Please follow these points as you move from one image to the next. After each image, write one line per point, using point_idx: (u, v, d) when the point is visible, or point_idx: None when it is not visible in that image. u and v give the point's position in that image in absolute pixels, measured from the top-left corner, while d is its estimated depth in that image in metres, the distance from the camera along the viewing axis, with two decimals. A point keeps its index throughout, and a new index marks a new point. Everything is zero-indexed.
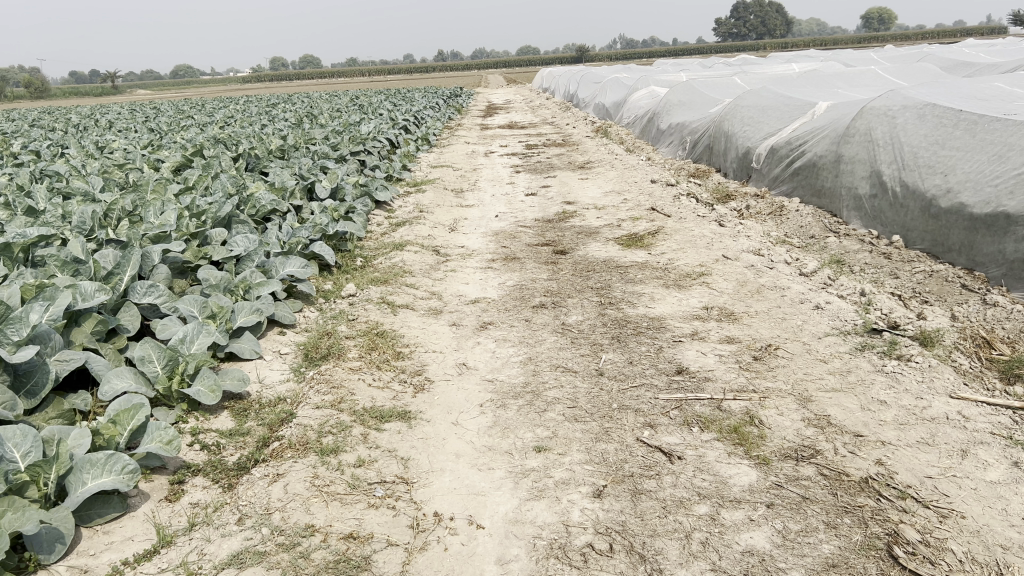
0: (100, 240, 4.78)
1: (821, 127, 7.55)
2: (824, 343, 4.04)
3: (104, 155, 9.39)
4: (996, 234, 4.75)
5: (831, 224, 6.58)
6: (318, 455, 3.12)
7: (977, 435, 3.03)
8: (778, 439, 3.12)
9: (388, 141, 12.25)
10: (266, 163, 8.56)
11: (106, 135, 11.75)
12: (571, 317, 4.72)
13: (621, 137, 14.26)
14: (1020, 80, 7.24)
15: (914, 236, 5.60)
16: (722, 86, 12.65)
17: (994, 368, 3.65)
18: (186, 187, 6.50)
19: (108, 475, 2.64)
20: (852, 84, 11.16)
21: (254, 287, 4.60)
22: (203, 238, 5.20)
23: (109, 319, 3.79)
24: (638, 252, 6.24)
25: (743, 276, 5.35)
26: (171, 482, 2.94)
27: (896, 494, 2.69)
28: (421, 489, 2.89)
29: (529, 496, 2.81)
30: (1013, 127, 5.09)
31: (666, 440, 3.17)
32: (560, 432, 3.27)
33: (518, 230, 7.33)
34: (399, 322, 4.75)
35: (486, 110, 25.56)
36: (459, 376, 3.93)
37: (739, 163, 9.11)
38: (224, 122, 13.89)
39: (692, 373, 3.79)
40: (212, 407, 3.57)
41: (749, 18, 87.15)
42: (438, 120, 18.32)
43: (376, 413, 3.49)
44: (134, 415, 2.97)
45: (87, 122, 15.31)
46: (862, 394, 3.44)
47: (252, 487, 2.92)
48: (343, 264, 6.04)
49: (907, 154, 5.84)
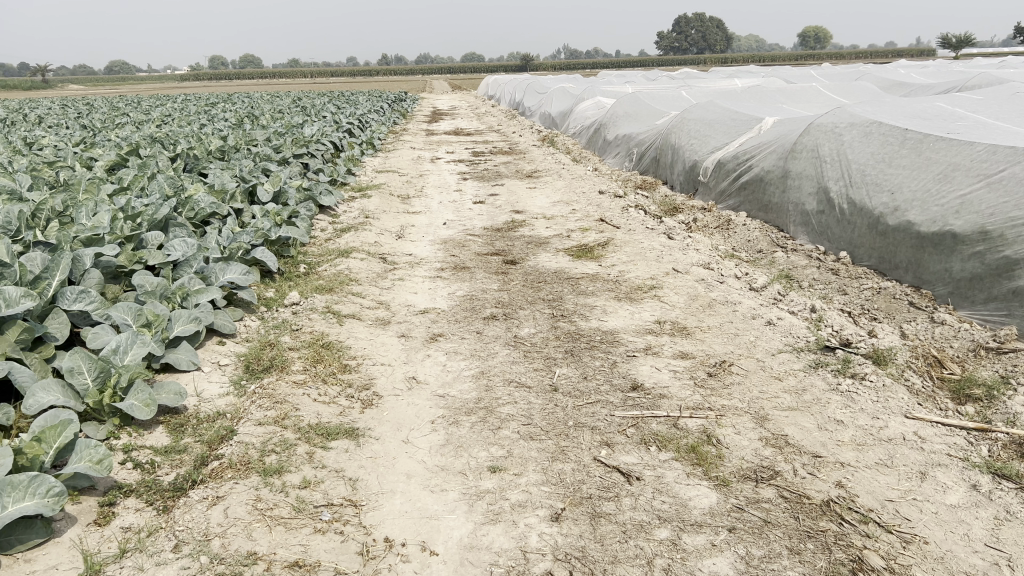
0: (27, 243, 4.53)
1: (768, 142, 7.62)
2: (778, 360, 4.01)
3: (31, 152, 8.99)
4: (943, 253, 4.81)
5: (778, 238, 6.63)
6: (260, 475, 2.95)
7: (934, 457, 3.03)
8: (737, 459, 3.06)
9: (331, 144, 12.01)
10: (205, 164, 8.27)
11: (34, 131, 11.26)
12: (523, 330, 4.63)
13: (568, 148, 14.26)
14: (959, 100, 7.40)
15: (860, 253, 5.67)
16: (668, 99, 12.75)
17: (945, 387, 3.68)
18: (121, 188, 6.23)
19: (31, 499, 2.45)
20: (794, 100, 11.34)
21: (192, 295, 4.38)
22: (139, 241, 4.95)
23: (35, 327, 3.56)
24: (588, 263, 6.19)
25: (694, 289, 5.32)
26: (101, 505, 2.75)
27: (858, 518, 2.65)
28: (370, 512, 2.75)
29: (485, 520, 2.70)
30: (957, 146, 5.19)
31: (623, 459, 3.10)
32: (515, 451, 3.16)
33: (467, 238, 7.21)
34: (345, 333, 4.59)
35: (430, 115, 25.37)
36: (409, 390, 3.79)
37: (686, 175, 9.16)
38: (160, 121, 13.46)
39: (647, 390, 3.72)
40: (146, 422, 3.37)
41: (691, 34, 88.91)
42: (383, 124, 18.10)
43: (323, 430, 3.33)
44: (61, 432, 2.77)
45: (15, 116, 14.68)
46: (818, 413, 3.42)
47: (190, 511, 2.74)
48: (286, 271, 5.85)
49: (854, 171, 5.91)
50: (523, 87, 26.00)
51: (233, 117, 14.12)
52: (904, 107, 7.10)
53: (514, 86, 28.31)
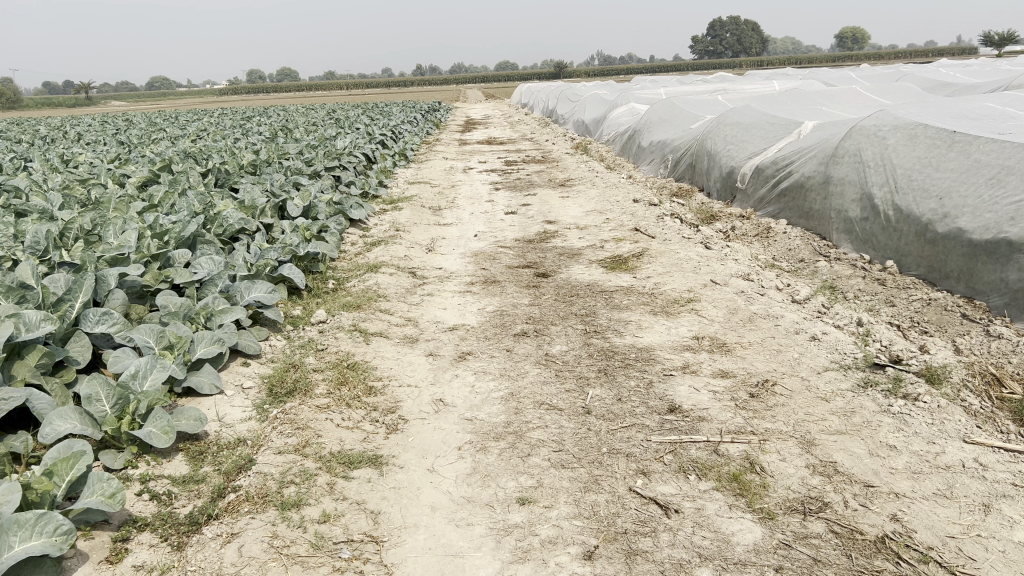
0: (53, 263, 4.45)
1: (808, 146, 7.38)
2: (824, 379, 3.80)
3: (68, 169, 9.02)
4: (998, 262, 4.56)
5: (820, 247, 6.38)
6: (278, 510, 2.82)
7: (998, 487, 2.80)
8: (782, 489, 2.87)
9: (363, 156, 11.94)
10: (236, 179, 8.22)
11: (73, 149, 11.34)
12: (554, 347, 4.47)
13: (602, 155, 14.09)
14: (1010, 99, 7.09)
15: (908, 262, 5.42)
16: (703, 104, 12.52)
17: (1006, 408, 3.43)
18: (150, 205, 6.17)
19: (38, 538, 2.32)
20: (834, 102, 11.02)
21: (217, 315, 4.27)
22: (166, 259, 4.87)
23: (56, 351, 3.45)
24: (623, 275, 6.00)
25: (733, 302, 5.11)
26: (114, 540, 2.62)
27: (917, 557, 2.45)
28: (392, 549, 2.61)
29: (513, 558, 2.54)
30: (1010, 148, 4.94)
31: (661, 490, 2.91)
32: (545, 481, 3.00)
33: (498, 250, 7.07)
34: (372, 353, 4.46)
35: (462, 124, 25.37)
36: (436, 414, 3.64)
37: (723, 182, 8.93)
38: (197, 135, 13.54)
39: (685, 413, 3.54)
40: (165, 450, 3.25)
41: (725, 37, 88.33)
42: (416, 135, 18.07)
43: (344, 459, 3.20)
44: (73, 465, 2.65)
45: (57, 134, 14.84)
46: (869, 437, 3.20)
47: (204, 550, 2.61)
48: (314, 288, 5.74)
49: (900, 176, 5.67)
50: (557, 94, 26.00)
51: (268, 131, 14.13)
52: (950, 108, 6.82)
53: (546, 94, 28.34)
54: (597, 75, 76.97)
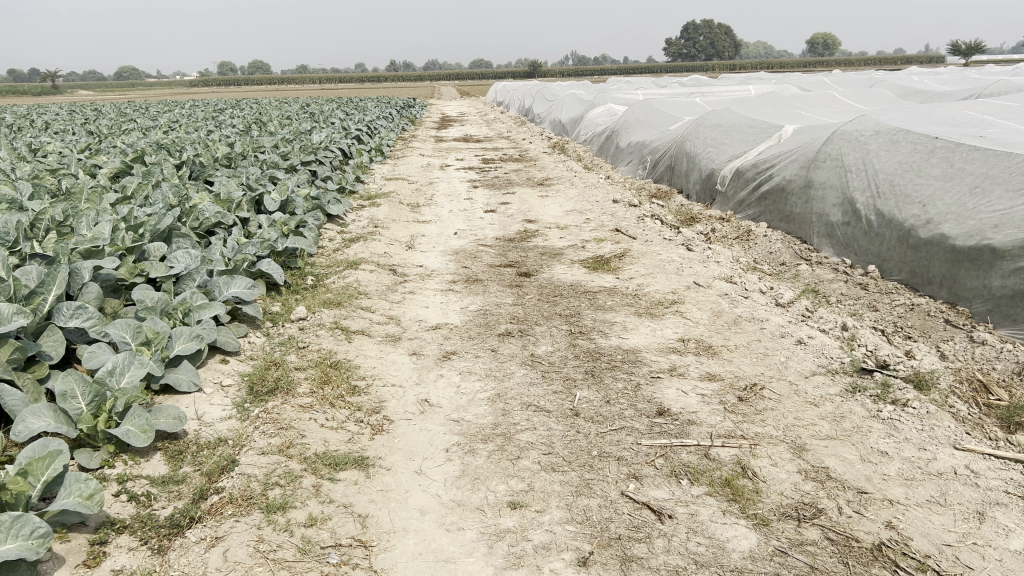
0: (23, 255, 4.29)
1: (789, 150, 7.40)
2: (812, 383, 3.79)
3: (37, 159, 8.79)
4: (981, 269, 4.58)
5: (802, 250, 6.39)
6: (263, 512, 2.74)
7: (990, 495, 2.80)
8: (776, 495, 2.84)
9: (340, 151, 11.80)
10: (211, 172, 8.07)
11: (42, 138, 11.07)
12: (539, 348, 4.42)
13: (580, 155, 14.07)
14: (989, 108, 7.16)
15: (890, 266, 5.44)
16: (682, 106, 12.55)
17: (994, 414, 3.44)
18: (124, 197, 6.01)
19: (13, 541, 2.22)
20: (813, 106, 11.09)
21: (194, 310, 4.15)
22: (141, 253, 4.73)
23: (29, 345, 3.33)
24: (606, 276, 5.96)
25: (718, 305, 5.10)
26: (91, 543, 2.52)
27: (915, 565, 2.44)
28: (382, 554, 2.54)
29: (506, 564, 2.49)
30: (993, 156, 4.97)
31: (654, 495, 2.88)
32: (536, 485, 2.95)
33: (478, 249, 7.01)
34: (354, 352, 4.38)
35: (438, 121, 25.24)
36: (421, 415, 3.58)
37: (702, 185, 8.93)
38: (169, 126, 13.29)
39: (674, 416, 3.50)
40: (143, 449, 3.15)
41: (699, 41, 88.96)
42: (392, 130, 17.91)
43: (330, 460, 3.13)
44: (49, 464, 2.54)
45: (24, 122, 14.48)
46: (859, 443, 3.19)
47: (187, 554, 2.53)
48: (293, 284, 5.64)
49: (882, 182, 5.70)
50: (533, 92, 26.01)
51: (242, 124, 13.88)
52: (931, 114, 6.88)
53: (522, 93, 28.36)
54: (571, 74, 77.14)
